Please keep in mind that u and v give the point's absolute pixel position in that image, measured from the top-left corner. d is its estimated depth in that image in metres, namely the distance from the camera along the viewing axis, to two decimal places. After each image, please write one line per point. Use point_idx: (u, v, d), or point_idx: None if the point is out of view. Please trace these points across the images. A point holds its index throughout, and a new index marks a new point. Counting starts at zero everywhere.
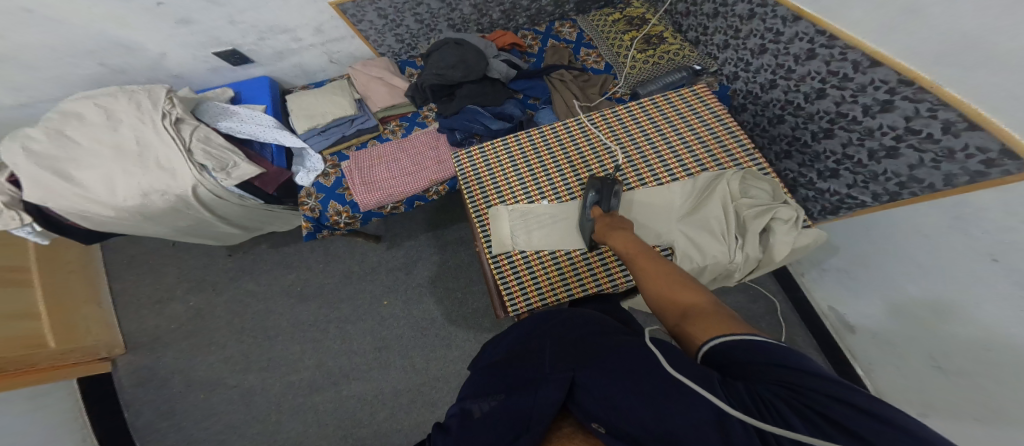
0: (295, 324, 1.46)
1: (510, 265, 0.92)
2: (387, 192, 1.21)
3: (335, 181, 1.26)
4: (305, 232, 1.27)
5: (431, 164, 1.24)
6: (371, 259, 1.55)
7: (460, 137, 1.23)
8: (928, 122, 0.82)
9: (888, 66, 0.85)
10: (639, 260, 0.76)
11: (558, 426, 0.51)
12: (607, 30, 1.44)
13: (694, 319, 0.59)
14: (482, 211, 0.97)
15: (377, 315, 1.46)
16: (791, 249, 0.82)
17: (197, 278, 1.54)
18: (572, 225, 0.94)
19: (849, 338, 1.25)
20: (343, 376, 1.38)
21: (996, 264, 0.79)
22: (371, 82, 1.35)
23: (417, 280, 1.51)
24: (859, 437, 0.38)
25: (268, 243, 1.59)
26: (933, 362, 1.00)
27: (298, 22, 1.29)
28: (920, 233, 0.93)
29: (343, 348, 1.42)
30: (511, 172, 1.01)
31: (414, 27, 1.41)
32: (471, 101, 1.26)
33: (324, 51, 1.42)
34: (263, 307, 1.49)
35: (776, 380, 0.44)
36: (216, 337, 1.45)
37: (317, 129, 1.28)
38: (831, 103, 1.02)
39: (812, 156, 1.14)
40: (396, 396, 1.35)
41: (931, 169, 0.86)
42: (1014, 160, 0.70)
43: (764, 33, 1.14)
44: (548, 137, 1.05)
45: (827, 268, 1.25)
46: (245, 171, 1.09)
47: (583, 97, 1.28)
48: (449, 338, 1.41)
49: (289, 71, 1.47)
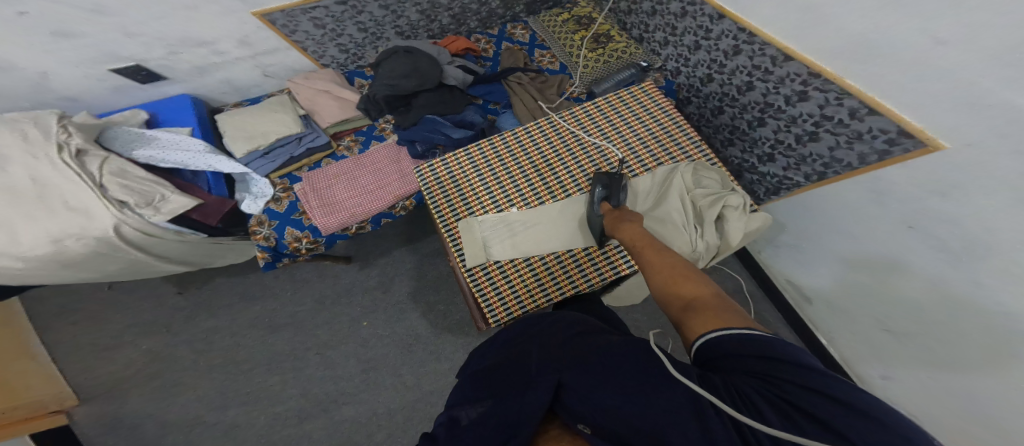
0: (270, 355, 1.39)
1: (486, 275, 0.89)
2: (350, 213, 1.17)
3: (289, 205, 1.20)
4: (263, 262, 1.23)
5: (393, 180, 1.21)
6: (343, 281, 1.49)
7: (422, 149, 1.20)
8: (837, 110, 0.88)
9: (799, 61, 0.90)
10: (646, 252, 0.73)
11: (545, 429, 0.49)
12: (558, 31, 1.44)
13: (699, 312, 0.56)
14: (451, 224, 0.94)
15: (358, 338, 1.41)
16: (744, 233, 0.84)
17: (147, 321, 1.43)
18: (544, 230, 0.92)
19: (808, 309, 1.29)
20: (332, 402, 1.32)
21: (913, 231, 0.85)
22: (318, 96, 1.30)
23: (397, 298, 1.46)
24: (841, 435, 0.36)
25: (224, 275, 1.50)
26: (882, 327, 1.04)
27: (218, 34, 1.21)
28: (846, 207, 0.98)
29: (326, 375, 1.36)
30: (477, 182, 0.98)
31: (358, 36, 1.37)
32: (429, 110, 1.24)
33: (255, 65, 1.36)
34: (231, 341, 1.41)
35: (751, 374, 0.44)
36: (184, 377, 1.36)
37: (259, 151, 1.21)
38: (759, 95, 1.06)
39: (750, 142, 1.17)
40: (391, 416, 1.30)
41: (847, 149, 0.91)
42: (910, 139, 0.76)
43: (697, 30, 1.16)
44: (510, 143, 1.03)
45: (778, 245, 1.28)
46: (177, 205, 1.04)
47: (542, 98, 1.27)
48: (438, 351, 1.38)
49: (217, 88, 1.40)
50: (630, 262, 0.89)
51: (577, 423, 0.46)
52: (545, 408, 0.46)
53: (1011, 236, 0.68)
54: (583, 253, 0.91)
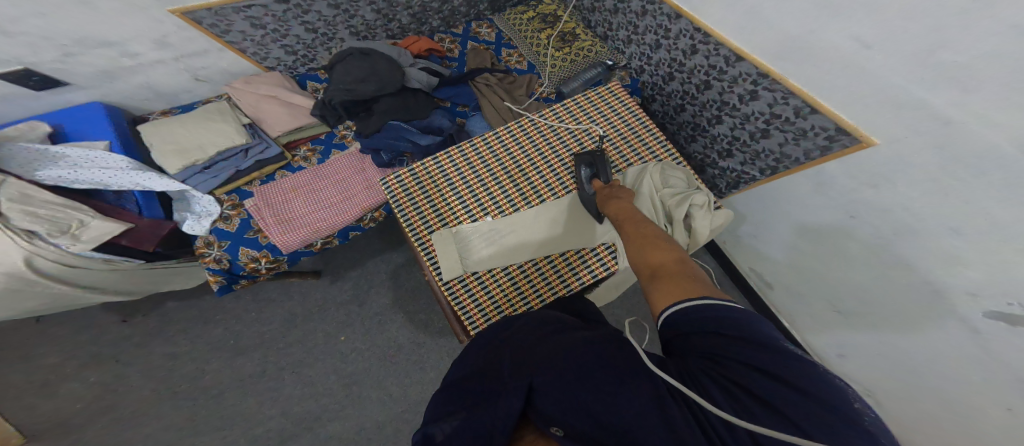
0: (241, 377, 1.31)
1: (463, 287, 0.86)
2: (312, 228, 1.13)
3: (240, 225, 1.13)
4: (218, 286, 1.17)
5: (358, 190, 1.18)
6: (314, 298, 1.42)
7: (387, 157, 1.17)
8: (784, 109, 0.96)
9: (748, 61, 0.97)
10: (626, 224, 0.76)
11: (519, 436, 0.47)
12: (525, 29, 1.43)
13: (661, 279, 0.60)
14: (424, 238, 0.88)
15: (336, 353, 1.34)
16: (710, 230, 0.86)
17: (91, 352, 1.31)
18: (518, 238, 0.90)
19: (770, 293, 1.37)
20: (317, 420, 1.26)
21: (853, 220, 0.95)
22: (262, 101, 1.23)
23: (374, 310, 1.40)
24: (785, 414, 0.39)
25: (175, 300, 1.39)
26: (833, 307, 1.14)
27: (126, 34, 1.06)
28: (798, 198, 1.08)
29: (305, 394, 1.29)
30: (449, 192, 0.93)
31: (305, 37, 1.29)
32: (391, 117, 1.19)
33: (182, 68, 1.22)
34: (195, 366, 1.31)
35: (702, 354, 0.47)
36: (147, 406, 1.26)
37: (198, 166, 1.11)
38: (716, 93, 1.11)
39: (711, 139, 1.23)
40: (379, 429, 1.25)
41: (795, 145, 0.99)
42: (848, 136, 0.86)
43: (657, 29, 1.19)
44: (479, 149, 0.98)
45: (742, 235, 1.35)
46: (100, 231, 0.95)
47: (510, 99, 1.25)
48: (423, 360, 1.34)
49: (135, 94, 1.24)
50: (605, 263, 0.89)
51: (549, 426, 0.45)
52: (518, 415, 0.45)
53: (933, 222, 0.80)
54: (559, 257, 0.89)
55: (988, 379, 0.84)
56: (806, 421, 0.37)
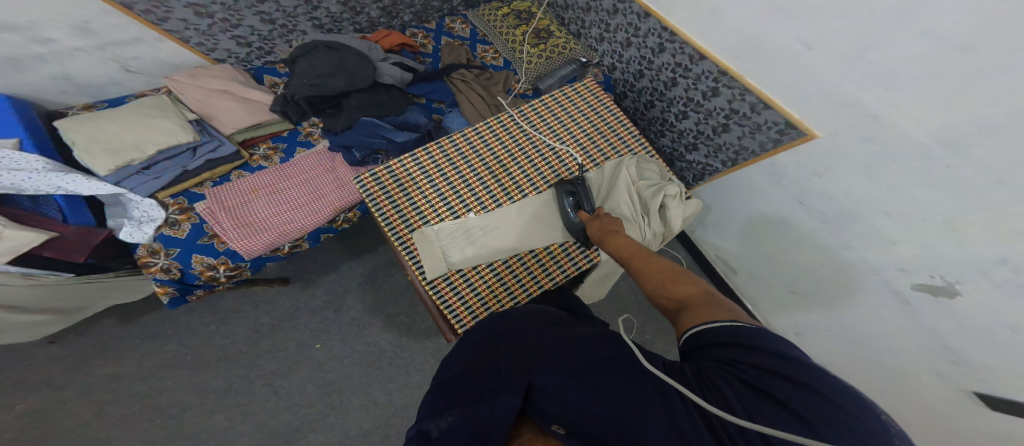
0: (206, 393, 1.23)
1: (449, 286, 0.83)
2: (279, 231, 1.08)
3: (192, 230, 1.05)
4: (169, 298, 1.09)
5: (330, 190, 1.14)
6: (282, 305, 1.35)
7: (360, 155, 1.13)
8: (741, 104, 0.97)
9: (710, 60, 0.97)
10: (635, 261, 0.69)
11: (518, 433, 0.44)
12: (498, 25, 1.40)
13: (689, 310, 0.58)
14: (403, 235, 0.85)
15: (313, 361, 1.29)
16: (683, 219, 0.88)
17: (22, 378, 1.19)
18: (506, 236, 0.88)
19: (735, 279, 1.39)
20: (295, 431, 1.21)
21: (802, 206, 0.98)
22: (212, 96, 1.15)
23: (351, 314, 1.36)
24: (796, 412, 0.40)
25: (117, 316, 1.29)
26: (790, 289, 1.18)
27: (34, 17, 0.96)
28: (756, 190, 1.10)
29: (279, 406, 1.23)
30: (428, 188, 0.89)
31: (262, 28, 1.22)
32: (363, 113, 1.14)
33: (109, 58, 1.12)
34: (150, 385, 1.23)
35: (714, 358, 0.47)
36: (94, 432, 1.16)
37: (135, 166, 1.03)
38: (683, 90, 1.11)
39: (678, 134, 1.23)
40: (364, 436, 1.22)
41: (751, 138, 1.00)
42: (795, 130, 0.88)
43: (627, 27, 1.18)
44: (460, 145, 0.94)
45: (708, 225, 1.37)
46: (14, 243, 0.87)
47: (489, 97, 1.21)
48: (407, 363, 1.31)
49: (50, 86, 1.12)
50: (588, 255, 0.91)
51: (550, 424, 0.43)
52: (516, 413, 0.43)
53: (872, 207, 0.82)
54: (544, 251, 0.89)
55: (940, 370, 0.88)
56: (816, 418, 0.39)
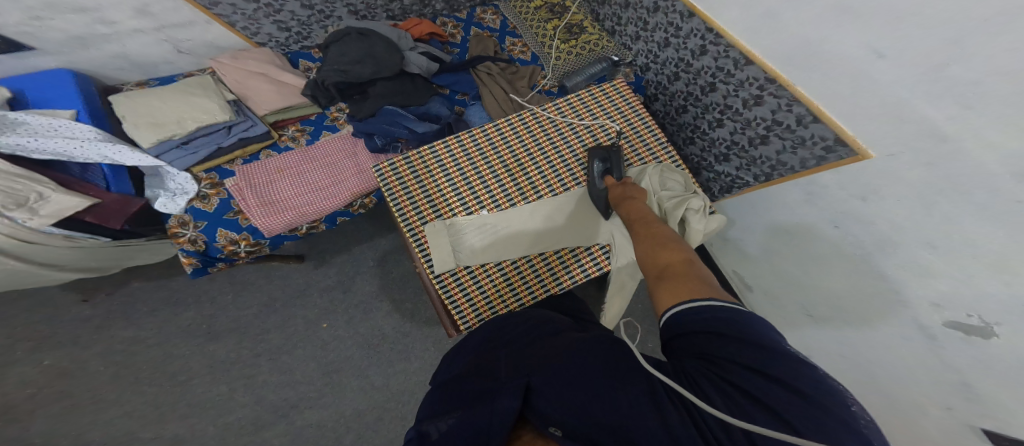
0: (213, 363, 1.28)
1: (456, 281, 0.85)
2: (299, 212, 1.11)
3: (220, 204, 1.10)
4: (192, 268, 1.13)
5: (350, 175, 1.16)
6: (295, 282, 1.39)
7: (381, 143, 1.14)
8: (787, 116, 0.95)
9: (757, 65, 0.96)
10: (637, 225, 0.78)
11: (518, 435, 0.46)
12: (529, 18, 1.40)
13: (667, 277, 0.61)
14: (415, 227, 0.86)
15: (318, 340, 1.33)
16: (703, 235, 0.86)
17: (46, 335, 1.26)
18: (517, 233, 0.89)
19: (748, 294, 1.38)
20: (293, 407, 1.25)
21: (836, 229, 0.96)
22: (250, 78, 1.19)
23: (358, 297, 1.39)
24: (775, 411, 0.40)
25: (139, 279, 1.35)
26: (806, 312, 1.17)
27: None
28: (784, 203, 1.09)
29: (283, 380, 1.28)
30: (443, 181, 0.90)
31: (301, 14, 1.25)
32: (386, 101, 1.16)
33: (162, 39, 1.16)
34: (161, 352, 1.28)
35: (698, 355, 0.48)
36: (105, 393, 1.21)
37: (175, 141, 1.07)
38: (721, 97, 1.11)
39: (710, 142, 1.23)
40: (360, 416, 1.25)
41: (792, 154, 0.99)
42: (844, 148, 0.85)
43: (667, 27, 1.17)
44: (480, 141, 0.95)
45: (726, 235, 1.36)
46: (60, 206, 0.91)
47: (513, 90, 1.22)
48: (408, 349, 1.34)
49: (107, 63, 1.17)
50: (599, 263, 0.90)
51: (548, 426, 0.44)
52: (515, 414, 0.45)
53: (909, 232, 0.80)
54: (553, 254, 0.89)
55: (948, 398, 0.87)
56: (797, 418, 0.39)
